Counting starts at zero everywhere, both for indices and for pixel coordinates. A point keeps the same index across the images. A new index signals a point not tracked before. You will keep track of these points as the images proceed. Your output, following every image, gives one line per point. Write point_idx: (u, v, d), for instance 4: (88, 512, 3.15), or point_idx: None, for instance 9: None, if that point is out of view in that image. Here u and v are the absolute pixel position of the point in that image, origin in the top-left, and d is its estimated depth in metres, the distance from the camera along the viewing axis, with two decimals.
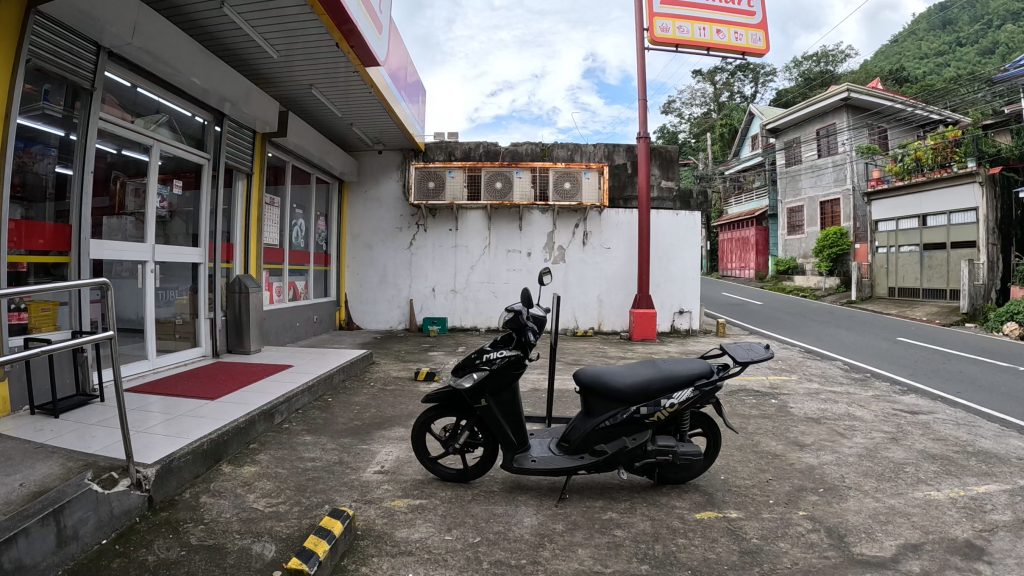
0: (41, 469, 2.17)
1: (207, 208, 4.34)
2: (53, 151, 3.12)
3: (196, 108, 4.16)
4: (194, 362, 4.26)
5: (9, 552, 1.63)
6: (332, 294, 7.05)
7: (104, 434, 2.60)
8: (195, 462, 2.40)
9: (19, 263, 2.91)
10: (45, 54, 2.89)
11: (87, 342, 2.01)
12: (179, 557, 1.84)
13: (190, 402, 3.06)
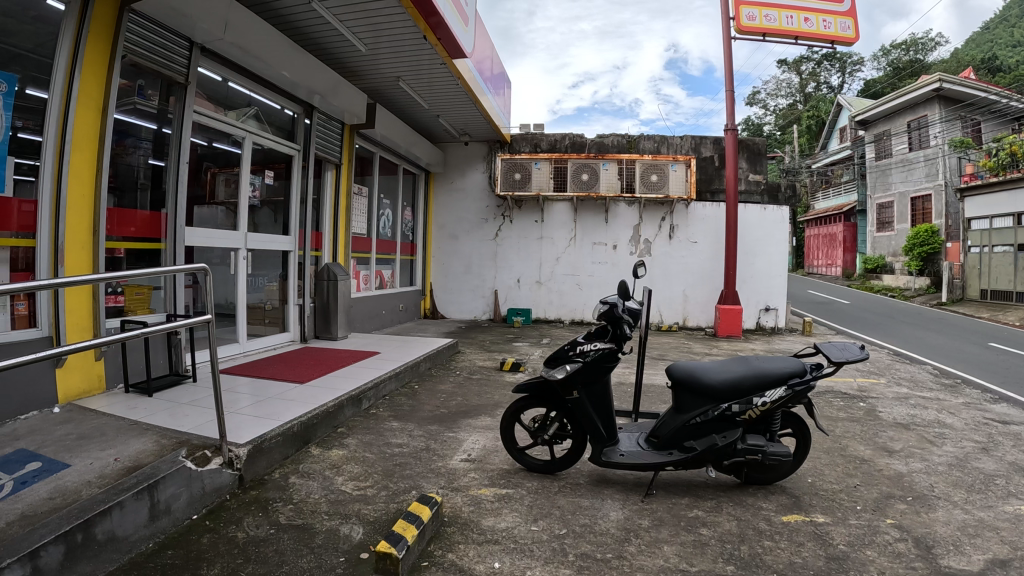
0: (135, 446, 2.26)
1: (298, 197, 4.47)
2: (145, 144, 3.25)
3: (285, 101, 4.27)
4: (282, 345, 4.40)
5: (103, 524, 1.71)
6: (417, 284, 7.21)
7: (196, 414, 2.70)
8: (285, 444, 2.46)
9: (115, 250, 3.06)
10: (141, 50, 3.01)
11: (180, 326, 2.06)
12: (267, 534, 1.89)
13: (280, 385, 3.14)
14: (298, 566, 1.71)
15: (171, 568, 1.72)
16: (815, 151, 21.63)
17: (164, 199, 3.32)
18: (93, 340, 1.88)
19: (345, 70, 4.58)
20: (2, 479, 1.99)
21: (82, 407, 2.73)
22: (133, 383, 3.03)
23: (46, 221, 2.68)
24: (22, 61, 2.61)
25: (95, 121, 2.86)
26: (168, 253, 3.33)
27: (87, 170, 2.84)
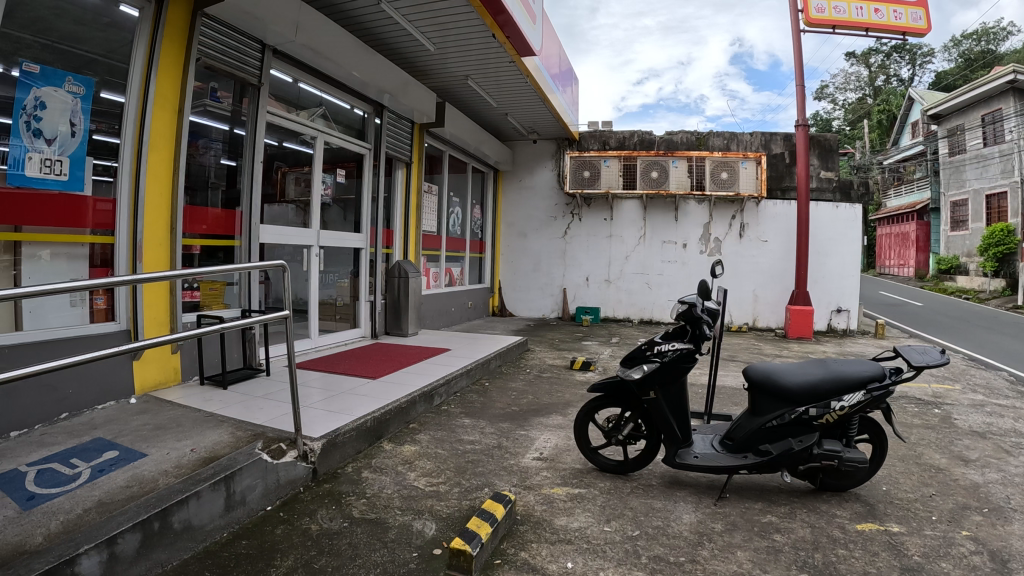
0: (212, 437, 2.33)
1: (368, 195, 4.55)
2: (219, 144, 3.34)
3: (354, 100, 4.32)
4: (353, 340, 4.48)
5: (180, 513, 1.77)
6: (486, 282, 7.51)
7: (271, 407, 2.76)
8: (358, 438, 2.50)
9: (192, 247, 3.17)
10: (214, 52, 3.11)
11: (255, 322, 2.08)
12: (341, 528, 1.92)
13: (352, 380, 3.20)
14: (371, 560, 1.74)
15: (247, 558, 1.76)
16: (887, 147, 20.97)
17: (239, 197, 3.42)
18: (170, 334, 1.93)
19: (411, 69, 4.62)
20: (82, 467, 2.10)
21: (161, 398, 2.84)
22: (207, 375, 3.15)
23: (125, 218, 2.80)
24: (98, 65, 2.72)
25: (170, 121, 2.97)
26: (243, 249, 3.44)
27: (164, 170, 2.95)
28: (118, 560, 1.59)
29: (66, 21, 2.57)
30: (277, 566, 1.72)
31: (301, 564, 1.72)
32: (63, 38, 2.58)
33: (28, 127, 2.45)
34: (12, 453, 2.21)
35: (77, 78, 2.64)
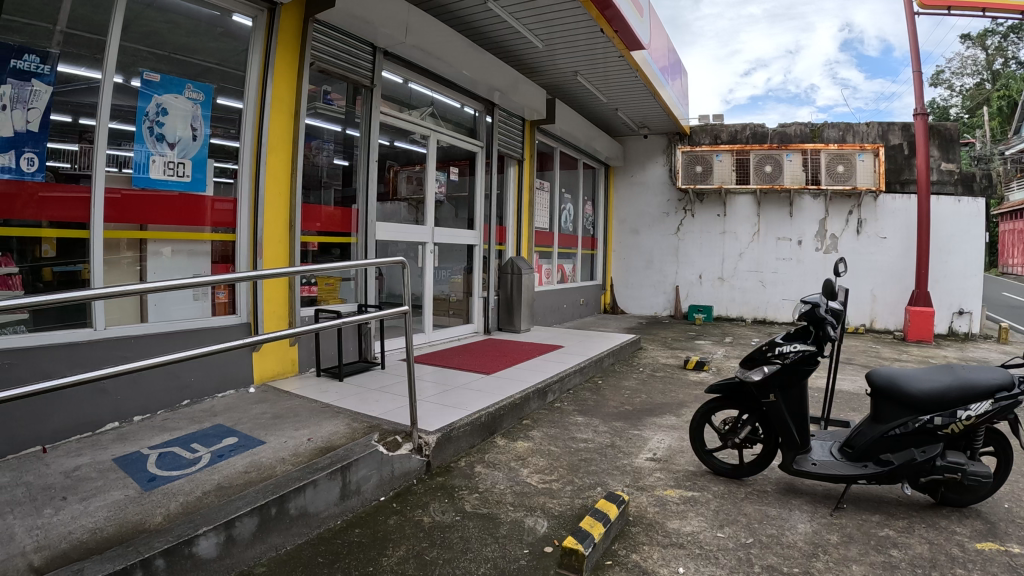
0: (329, 428, 2.49)
1: (481, 193, 4.66)
2: (334, 144, 3.49)
3: (465, 98, 4.42)
4: (465, 335, 4.62)
5: (297, 500, 1.90)
6: (598, 279, 7.74)
7: (385, 400, 2.88)
8: (471, 433, 2.59)
9: (310, 243, 3.33)
10: (327, 55, 3.26)
11: (371, 318, 2.14)
12: (453, 520, 1.98)
13: (466, 374, 3.29)
14: (483, 554, 1.78)
15: (359, 546, 1.86)
16: (1008, 136, 19.63)
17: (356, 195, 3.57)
18: (289, 329, 2.01)
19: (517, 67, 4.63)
20: (203, 452, 2.35)
21: (277, 390, 3.05)
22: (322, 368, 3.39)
23: (245, 217, 3.04)
24: (211, 74, 2.93)
25: (288, 123, 3.16)
26: (359, 246, 3.61)
27: (282, 171, 3.14)
28: (234, 541, 1.72)
29: (178, 34, 2.78)
30: (390, 555, 1.79)
31: (414, 555, 1.78)
32: (176, 49, 2.79)
33: (151, 134, 2.70)
34: (135, 436, 2.53)
35: (196, 87, 2.87)
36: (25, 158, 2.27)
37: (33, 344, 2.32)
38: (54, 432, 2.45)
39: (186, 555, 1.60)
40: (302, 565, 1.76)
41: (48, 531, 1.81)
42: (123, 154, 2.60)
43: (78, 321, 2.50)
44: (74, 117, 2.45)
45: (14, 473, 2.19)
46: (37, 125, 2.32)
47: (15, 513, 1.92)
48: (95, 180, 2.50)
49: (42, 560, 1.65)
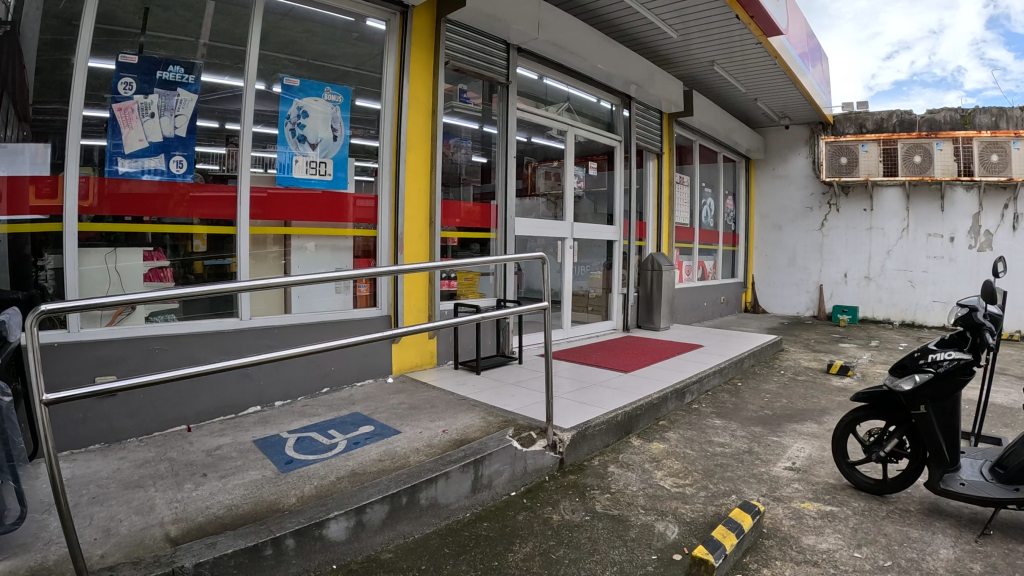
0: (464, 420, 2.87)
1: (620, 187, 5.56)
2: (471, 141, 4.34)
3: (601, 92, 5.30)
4: (605, 331, 5.63)
5: (429, 491, 2.25)
6: (739, 276, 8.43)
7: (521, 395, 3.27)
8: (607, 432, 2.95)
9: (450, 237, 4.16)
10: (461, 56, 4.05)
11: (513, 314, 2.37)
12: (581, 520, 2.24)
13: (605, 372, 3.81)
14: (610, 556, 1.99)
15: (487, 539, 2.16)
16: None
17: (493, 192, 4.41)
18: (430, 324, 2.20)
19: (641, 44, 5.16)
20: (339, 439, 2.76)
21: (415, 380, 3.64)
22: (461, 362, 4.10)
23: (385, 211, 3.83)
24: (348, 77, 3.71)
25: (426, 119, 3.95)
26: (498, 240, 4.44)
27: (423, 165, 3.96)
28: (365, 525, 2.08)
29: (315, 41, 3.54)
30: (517, 551, 2.05)
31: (540, 552, 2.03)
32: (314, 56, 3.55)
33: (293, 134, 3.48)
34: (274, 420, 3.08)
35: (335, 89, 3.65)
36: (175, 160, 3.01)
37: (179, 331, 2.94)
38: (198, 413, 3.07)
39: (315, 537, 1.96)
40: (429, 552, 2.10)
41: (187, 506, 2.28)
42: (268, 156, 3.37)
43: (224, 311, 3.12)
44: (220, 122, 3.21)
45: (160, 450, 2.80)
46: (185, 130, 3.07)
47: (163, 485, 2.46)
48: (239, 179, 3.25)
49: (178, 530, 2.09)
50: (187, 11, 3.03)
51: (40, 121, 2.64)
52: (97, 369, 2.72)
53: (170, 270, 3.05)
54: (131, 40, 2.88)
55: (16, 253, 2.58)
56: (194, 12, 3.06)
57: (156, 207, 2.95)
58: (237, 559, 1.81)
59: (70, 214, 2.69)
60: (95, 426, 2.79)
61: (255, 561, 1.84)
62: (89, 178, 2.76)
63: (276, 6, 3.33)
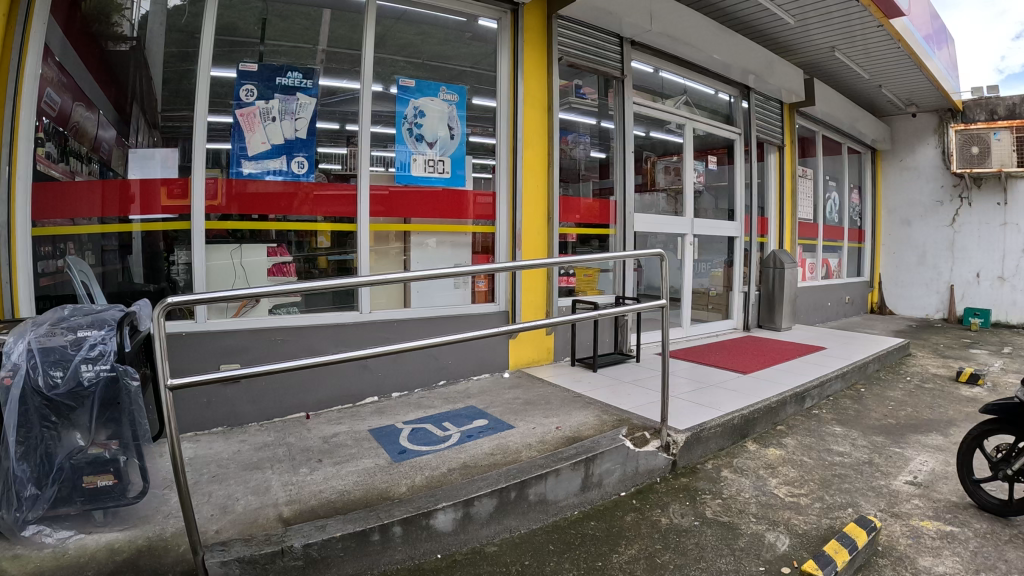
0: (577, 418, 2.98)
1: (740, 182, 5.69)
2: (590, 136, 4.60)
3: (719, 84, 5.43)
4: (724, 330, 5.73)
5: (539, 487, 2.26)
6: (865, 274, 8.20)
7: (637, 395, 3.40)
8: (722, 435, 2.90)
9: (568, 234, 4.41)
10: (574, 52, 4.25)
11: (627, 311, 2.64)
12: (690, 525, 2.20)
13: (723, 373, 3.85)
14: (716, 565, 1.95)
15: (593, 538, 2.15)
16: None
17: (612, 187, 4.63)
18: (546, 320, 2.34)
19: (757, 31, 5.15)
20: (453, 432, 2.86)
21: (532, 376, 3.84)
22: (578, 359, 4.19)
23: (505, 208, 4.09)
24: (464, 75, 4.03)
25: (542, 116, 4.17)
26: (617, 236, 4.63)
27: (541, 161, 4.18)
28: (472, 517, 2.13)
29: (431, 43, 3.89)
30: (622, 552, 2.04)
31: (646, 555, 2.02)
32: (429, 57, 3.90)
33: (411, 133, 3.82)
34: (390, 411, 3.25)
35: (450, 88, 3.97)
36: (297, 161, 3.41)
37: (299, 323, 3.25)
38: (317, 402, 3.31)
39: (422, 526, 2.03)
40: (533, 548, 2.11)
41: (302, 489, 2.39)
42: (387, 154, 3.74)
43: (346, 304, 3.46)
44: (341, 123, 3.58)
45: (279, 434, 3.00)
46: (305, 132, 3.46)
47: (280, 468, 2.62)
48: (360, 178, 3.62)
49: (290, 511, 2.22)
50: (305, 21, 3.46)
51: (171, 125, 3.12)
52: (222, 357, 3.06)
53: (292, 264, 3.44)
54: (252, 50, 3.31)
55: (150, 250, 3.09)
56: (312, 22, 3.50)
57: (282, 206, 3.36)
58: (345, 542, 1.91)
59: (197, 211, 3.14)
60: (220, 409, 3.05)
61: (363, 545, 1.94)
62: (217, 180, 3.20)
63: (390, 11, 3.67)
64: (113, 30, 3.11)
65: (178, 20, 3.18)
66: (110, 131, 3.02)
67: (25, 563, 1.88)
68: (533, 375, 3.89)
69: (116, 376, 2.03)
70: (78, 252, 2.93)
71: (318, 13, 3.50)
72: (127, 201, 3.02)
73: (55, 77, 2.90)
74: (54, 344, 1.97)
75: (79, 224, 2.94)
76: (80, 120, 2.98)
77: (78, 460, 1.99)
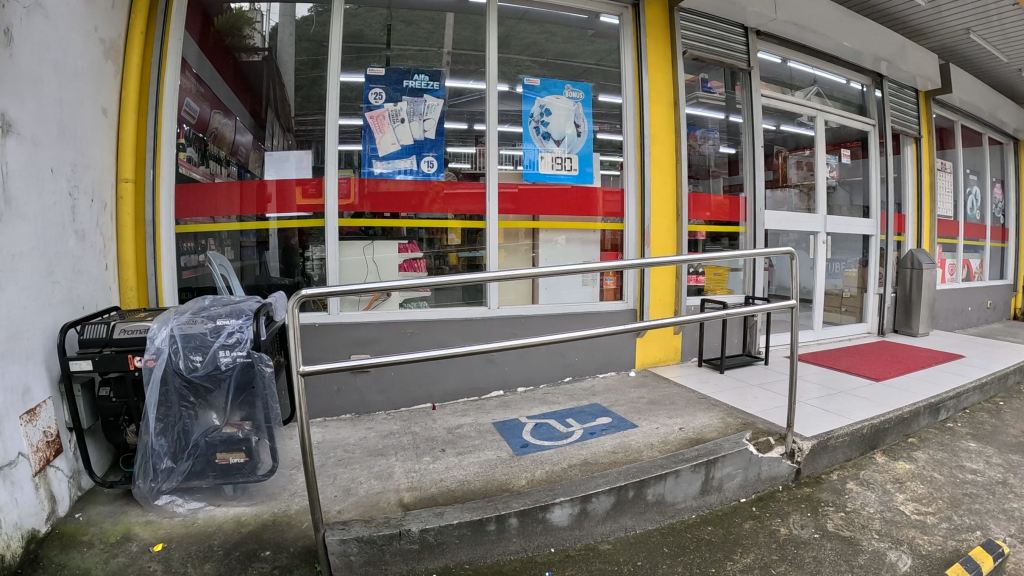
0: (702, 419, 2.96)
1: (876, 176, 5.40)
2: (719, 131, 4.53)
3: (851, 74, 5.21)
4: (859, 334, 5.47)
5: (658, 488, 2.25)
6: (1011, 277, 7.61)
7: (763, 398, 3.33)
8: (850, 445, 2.78)
9: (698, 232, 4.34)
10: (696, 45, 4.18)
11: (758, 311, 2.57)
12: (811, 538, 2.13)
13: (854, 380, 3.68)
14: None
15: (709, 543, 2.12)
16: None
17: (742, 184, 4.51)
18: (675, 319, 2.34)
19: (887, 17, 4.93)
20: (575, 428, 2.91)
21: (657, 376, 3.83)
22: (705, 359, 4.14)
23: (633, 207, 4.06)
24: (591, 73, 4.10)
25: (668, 111, 4.10)
26: (748, 234, 4.52)
27: (668, 158, 4.10)
28: (589, 514, 2.14)
29: (555, 40, 4.06)
30: (737, 560, 2.00)
31: (760, 565, 1.97)
32: (554, 55, 4.04)
33: (538, 132, 3.94)
34: (514, 405, 3.35)
35: (576, 86, 4.05)
36: (426, 160, 3.69)
37: (429, 318, 3.45)
38: (444, 394, 3.45)
39: (538, 520, 2.07)
40: (646, 549, 2.11)
41: (423, 476, 2.49)
42: (515, 153, 3.88)
43: (476, 300, 3.60)
44: (468, 123, 3.81)
45: (405, 423, 3.15)
46: (434, 132, 3.75)
47: (404, 455, 2.73)
48: (487, 174, 3.77)
49: (411, 497, 2.32)
50: (429, 25, 3.87)
51: (303, 129, 3.56)
52: (353, 347, 3.31)
53: (422, 260, 3.74)
54: (378, 54, 3.69)
55: (285, 247, 3.54)
56: (435, 25, 3.89)
57: (413, 204, 3.65)
58: (461, 530, 1.99)
59: (331, 210, 3.49)
60: (349, 398, 3.28)
61: (479, 534, 2.01)
62: (350, 180, 3.54)
63: (511, 12, 3.85)
64: (247, 42, 3.80)
65: (308, 29, 3.69)
66: (245, 136, 3.65)
67: (159, 528, 2.24)
68: (657, 374, 3.88)
69: (251, 362, 2.31)
70: (218, 247, 3.48)
71: (441, 17, 3.88)
72: (263, 201, 3.50)
73: (192, 88, 3.47)
74: (196, 332, 2.28)
75: (220, 222, 3.46)
76: (220, 126, 3.65)
77: (212, 437, 2.32)
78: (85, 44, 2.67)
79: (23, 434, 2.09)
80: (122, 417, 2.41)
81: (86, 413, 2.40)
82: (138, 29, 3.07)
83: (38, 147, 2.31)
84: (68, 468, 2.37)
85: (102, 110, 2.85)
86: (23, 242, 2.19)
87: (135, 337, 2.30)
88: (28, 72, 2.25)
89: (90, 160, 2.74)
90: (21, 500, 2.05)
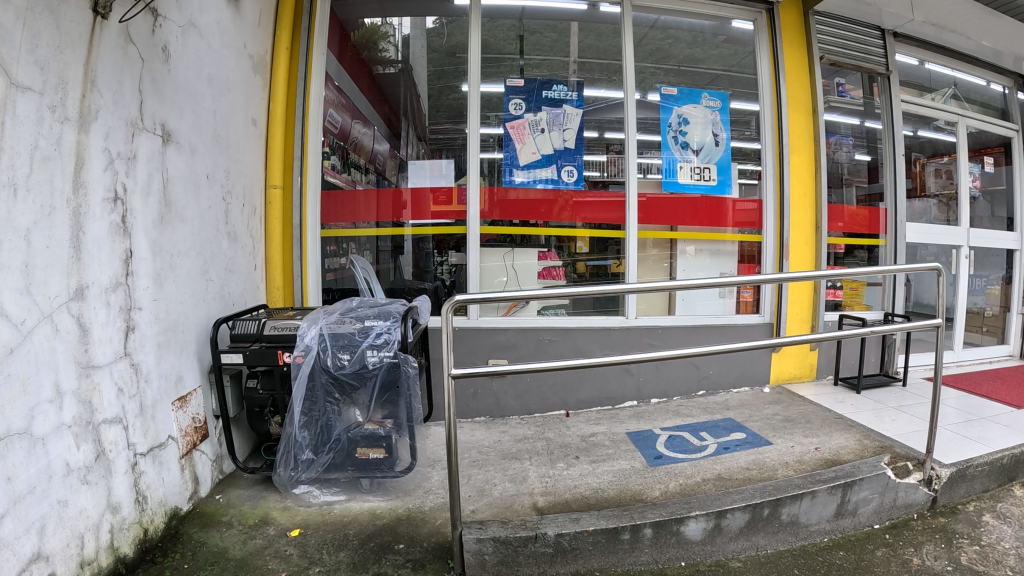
0: (837, 440, 2.92)
1: (1021, 185, 5.03)
2: (854, 137, 4.40)
3: (993, 76, 4.93)
4: (999, 357, 5.04)
5: (791, 508, 2.27)
6: None
7: (901, 420, 3.23)
8: (989, 475, 2.67)
9: (837, 245, 4.27)
10: (833, 48, 4.10)
11: (897, 329, 2.50)
12: (942, 570, 2.09)
13: (995, 407, 3.48)
14: None
15: (839, 568, 2.12)
16: None
17: (882, 193, 4.35)
18: (809, 334, 2.33)
19: None
20: (710, 443, 2.95)
21: (792, 393, 3.77)
22: (841, 378, 4.03)
23: (771, 219, 3.99)
24: (719, 79, 4.10)
25: (806, 119, 4.03)
26: (888, 247, 4.33)
27: (807, 168, 4.02)
28: (723, 529, 2.20)
29: (681, 46, 4.06)
30: None
31: None
32: (682, 60, 4.06)
33: (675, 141, 4.02)
34: (647, 416, 3.42)
35: (713, 95, 4.07)
36: (566, 169, 3.86)
37: (568, 325, 3.60)
38: (578, 402, 3.59)
39: (673, 532, 2.15)
40: (777, 569, 2.13)
41: (557, 482, 2.62)
42: (646, 162, 3.94)
43: (611, 310, 3.70)
44: (599, 131, 3.92)
45: (539, 429, 3.30)
46: (573, 142, 3.91)
47: (538, 460, 2.87)
48: (619, 185, 3.87)
49: (544, 502, 2.45)
50: (553, 33, 4.00)
51: (435, 138, 3.84)
52: (492, 353, 3.53)
53: (560, 269, 3.91)
54: (512, 64, 3.90)
55: (419, 252, 3.79)
56: (560, 33, 4.02)
57: (542, 212, 3.83)
58: (596, 537, 2.10)
59: (471, 218, 3.69)
60: (485, 401, 3.50)
61: (613, 542, 2.11)
62: (483, 188, 3.75)
63: (642, 20, 3.93)
64: (382, 55, 4.17)
65: (437, 39, 3.99)
66: (383, 146, 4.00)
67: (296, 514, 2.51)
68: (791, 392, 3.82)
69: (397, 363, 2.50)
70: (358, 251, 3.78)
71: (566, 25, 3.98)
72: (399, 208, 3.79)
73: (335, 99, 3.80)
74: (345, 331, 2.52)
75: (359, 227, 3.77)
76: (360, 135, 4.00)
77: (354, 433, 2.55)
78: (235, 59, 3.00)
79: (174, 419, 2.40)
80: (266, 409, 2.73)
81: (232, 402, 2.75)
82: (282, 48, 3.45)
83: (196, 155, 2.64)
84: (213, 452, 2.72)
85: (251, 120, 3.20)
86: (182, 242, 2.53)
87: (284, 333, 2.60)
88: (185, 86, 2.56)
89: (242, 168, 3.10)
90: (168, 480, 2.35)
